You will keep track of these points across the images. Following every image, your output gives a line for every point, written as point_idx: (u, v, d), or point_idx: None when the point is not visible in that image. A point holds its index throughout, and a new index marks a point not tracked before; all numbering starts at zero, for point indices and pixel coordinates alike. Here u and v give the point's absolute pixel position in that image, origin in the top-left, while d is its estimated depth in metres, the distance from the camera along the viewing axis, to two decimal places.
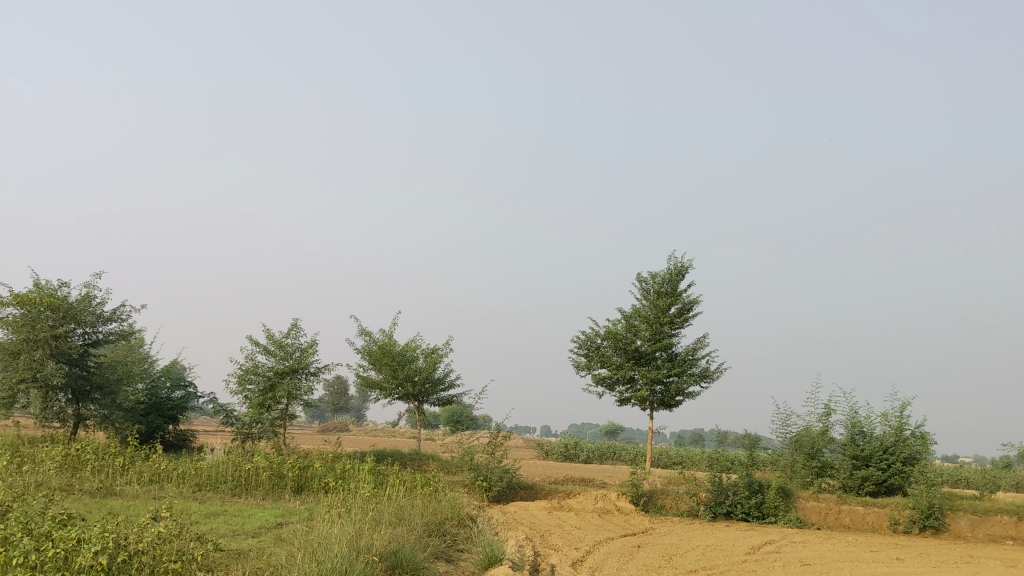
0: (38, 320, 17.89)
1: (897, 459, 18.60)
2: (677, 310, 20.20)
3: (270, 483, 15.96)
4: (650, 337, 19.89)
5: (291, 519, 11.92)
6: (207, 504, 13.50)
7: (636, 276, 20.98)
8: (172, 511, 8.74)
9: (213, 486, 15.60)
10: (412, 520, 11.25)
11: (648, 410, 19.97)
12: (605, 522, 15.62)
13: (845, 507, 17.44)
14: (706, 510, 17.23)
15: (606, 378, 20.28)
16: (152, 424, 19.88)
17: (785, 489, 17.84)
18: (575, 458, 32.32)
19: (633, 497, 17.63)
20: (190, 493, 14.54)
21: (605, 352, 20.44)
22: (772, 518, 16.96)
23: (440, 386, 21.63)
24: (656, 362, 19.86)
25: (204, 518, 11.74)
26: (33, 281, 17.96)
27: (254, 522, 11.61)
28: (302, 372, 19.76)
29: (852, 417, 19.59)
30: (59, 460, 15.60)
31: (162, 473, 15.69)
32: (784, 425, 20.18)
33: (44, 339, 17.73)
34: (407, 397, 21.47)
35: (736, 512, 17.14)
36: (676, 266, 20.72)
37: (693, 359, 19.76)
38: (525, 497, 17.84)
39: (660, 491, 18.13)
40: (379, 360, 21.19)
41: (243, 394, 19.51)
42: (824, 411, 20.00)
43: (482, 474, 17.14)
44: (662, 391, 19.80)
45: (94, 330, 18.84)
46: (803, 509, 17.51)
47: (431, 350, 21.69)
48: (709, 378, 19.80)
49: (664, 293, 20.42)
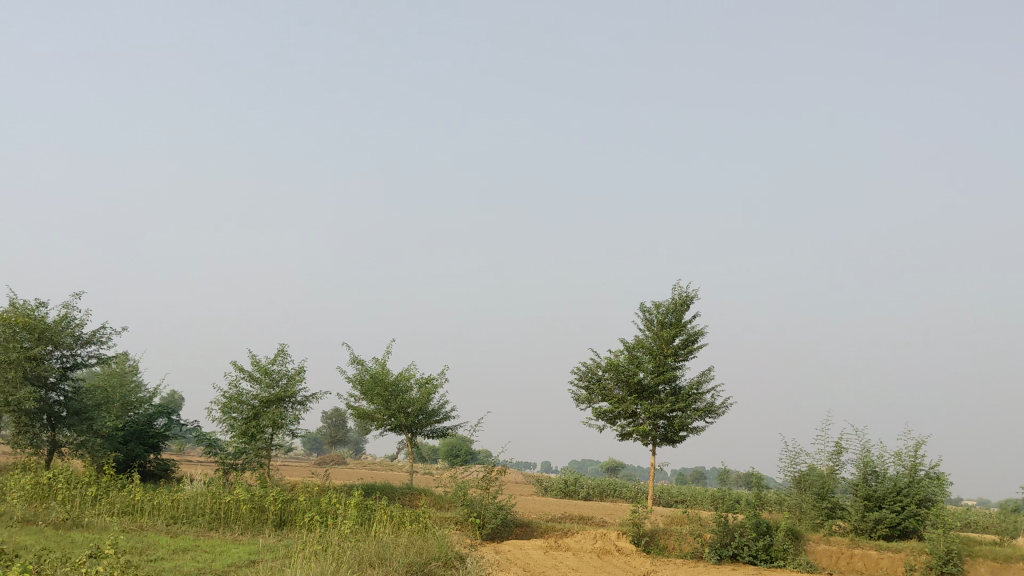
0: (14, 341, 17.12)
1: (912, 501, 17.65)
2: (682, 341, 19.38)
3: (251, 516, 15.08)
4: (653, 369, 19.07)
5: (265, 556, 11.08)
6: (179, 539, 12.64)
7: (640, 306, 20.21)
8: (119, 548, 7.96)
9: (190, 519, 14.73)
10: (394, 560, 10.38)
11: (651, 446, 19.08)
12: (603, 563, 14.73)
13: (858, 551, 16.51)
14: (711, 552, 16.25)
15: (607, 412, 19.44)
16: (132, 452, 19.07)
17: (794, 531, 16.93)
18: (575, 494, 31.40)
19: (634, 537, 16.72)
20: (163, 527, 13.67)
21: (606, 385, 19.61)
22: (780, 562, 16.04)
23: (434, 418, 20.75)
24: (659, 395, 19.02)
25: (169, 554, 10.90)
26: (9, 300, 17.23)
27: (224, 560, 10.79)
28: (288, 401, 18.94)
29: (864, 456, 18.71)
30: (27, 489, 14.73)
31: (136, 504, 14.84)
32: (792, 462, 19.35)
33: (17, 361, 16.97)
34: (399, 429, 20.59)
35: (743, 554, 16.18)
36: (681, 296, 19.96)
37: (698, 393, 18.89)
38: (520, 535, 16.91)
39: (662, 531, 17.22)
40: (371, 390, 20.35)
41: (227, 422, 18.65)
42: (835, 449, 19.12)
43: (476, 510, 16.22)
44: (665, 426, 18.93)
45: (72, 352, 18.08)
46: (813, 552, 16.56)
47: (425, 380, 20.84)
48: (715, 414, 18.93)
49: (668, 324, 19.63)
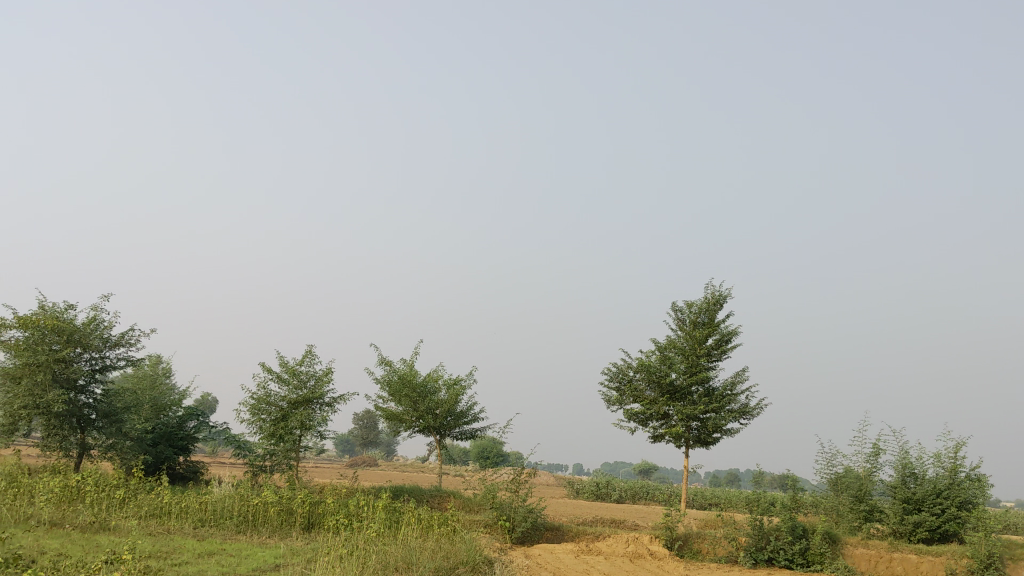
0: (43, 344, 17.14)
1: (952, 503, 17.16)
2: (714, 341, 19.03)
3: (279, 519, 14.95)
4: (685, 369, 18.74)
5: (290, 561, 10.91)
6: (205, 542, 12.52)
7: (672, 306, 19.89)
8: (136, 556, 7.85)
9: (217, 521, 14.63)
10: (421, 564, 10.15)
11: (684, 448, 18.76)
12: (635, 567, 14.46)
13: (897, 555, 16.08)
14: (746, 556, 15.92)
15: (638, 413, 19.16)
16: (161, 454, 19.08)
17: (831, 535, 16.54)
18: (607, 497, 31.07)
19: (667, 541, 16.41)
20: (190, 530, 13.58)
21: (637, 386, 19.32)
22: (817, 566, 15.66)
23: (463, 419, 20.54)
24: (692, 397, 18.70)
25: (193, 559, 10.76)
26: (38, 302, 17.24)
27: (249, 564, 10.64)
28: (317, 403, 18.81)
29: (903, 458, 18.27)
30: (55, 492, 14.71)
31: (164, 506, 14.76)
32: (828, 464, 18.95)
33: (46, 363, 16.98)
34: (428, 431, 20.41)
35: (778, 558, 15.83)
36: (714, 295, 19.62)
37: (731, 394, 18.53)
38: (551, 538, 16.66)
39: (696, 535, 16.89)
40: (399, 392, 20.19)
41: (256, 424, 18.55)
42: (872, 450, 18.70)
43: (505, 514, 15.98)
44: (699, 427, 18.60)
45: (101, 355, 18.07)
46: (851, 556, 16.15)
47: (454, 381, 20.64)
48: (749, 415, 18.57)
49: (701, 323, 19.29)
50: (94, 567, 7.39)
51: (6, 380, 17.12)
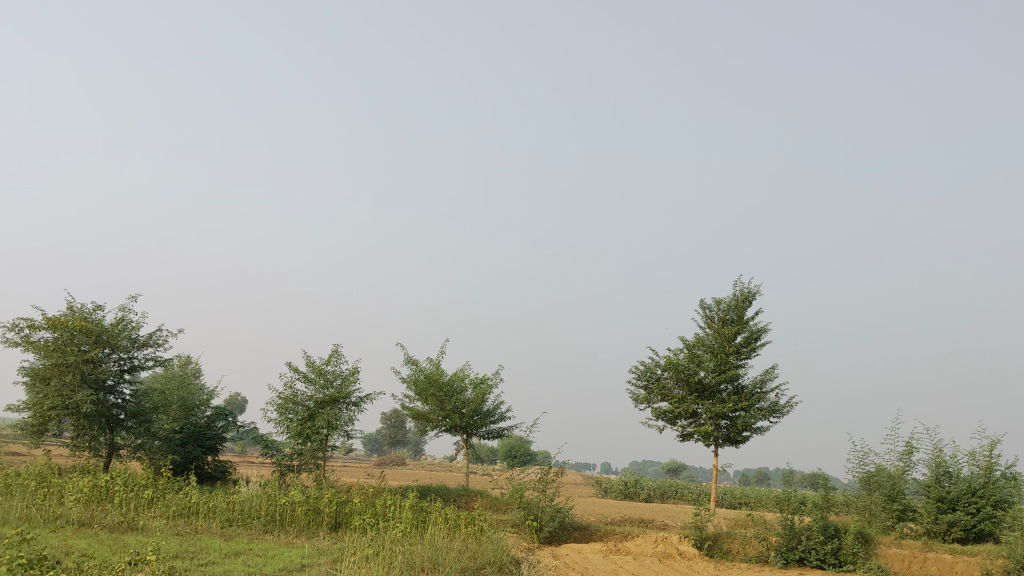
0: (71, 344, 17.24)
1: (987, 502, 16.87)
2: (743, 339, 18.82)
3: (306, 519, 14.93)
4: (714, 367, 18.55)
5: (317, 561, 10.86)
6: (232, 542, 12.50)
7: (700, 303, 19.70)
8: (160, 558, 7.84)
9: (245, 521, 14.63)
10: (447, 565, 10.05)
11: (713, 447, 18.57)
12: (664, 567, 14.29)
13: (931, 555, 15.79)
14: (777, 556, 15.71)
15: (666, 412, 18.99)
16: (190, 454, 19.17)
17: (864, 535, 16.28)
18: (635, 496, 30.88)
19: (696, 540, 16.24)
20: (218, 529, 13.58)
21: (665, 385, 19.15)
22: (850, 567, 15.42)
23: (489, 418, 20.45)
24: (720, 395, 18.50)
25: (220, 559, 10.73)
26: (67, 303, 17.34)
27: (275, 564, 10.62)
28: (343, 402, 18.79)
29: (937, 456, 17.98)
30: (84, 492, 14.78)
31: (192, 506, 14.77)
32: (860, 462, 18.70)
33: (75, 364, 17.07)
34: (455, 430, 20.35)
35: (810, 558, 15.61)
36: (742, 292, 19.40)
37: (761, 393, 18.32)
38: (579, 538, 16.53)
39: (726, 535, 16.71)
40: (426, 391, 20.14)
41: (283, 424, 18.56)
42: (906, 448, 18.42)
43: (533, 513, 15.87)
44: (728, 426, 18.41)
45: (129, 355, 18.16)
46: (884, 556, 15.87)
47: (481, 380, 20.56)
48: (779, 414, 18.35)
49: (729, 321, 19.09)
50: (117, 568, 7.36)
51: (35, 381, 17.23)
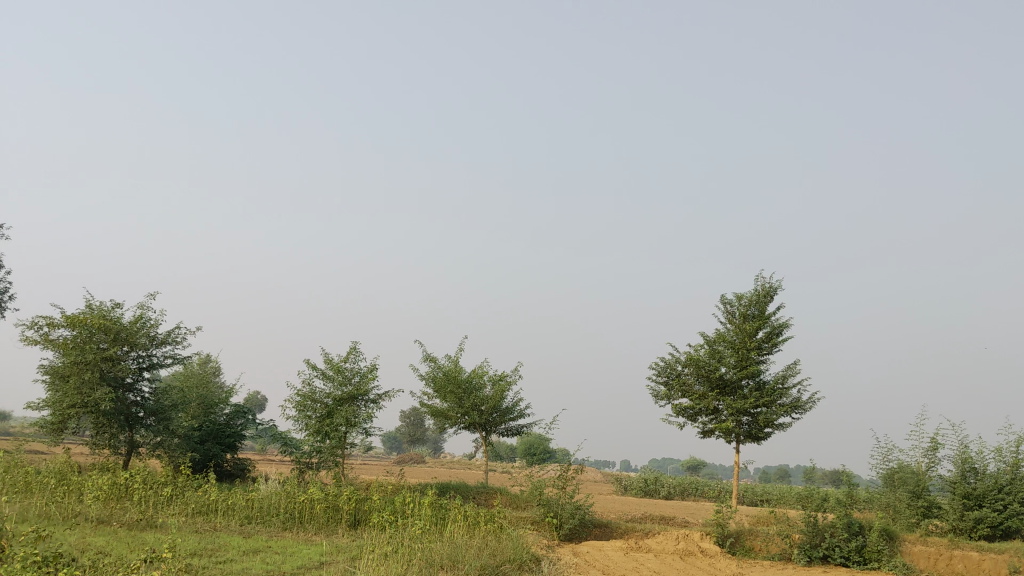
0: (90, 343, 17.24)
1: (1014, 499, 16.63)
2: (765, 335, 18.61)
3: (325, 516, 14.86)
4: (735, 363, 18.34)
5: (336, 558, 10.77)
6: (251, 539, 12.44)
7: (721, 298, 19.51)
8: (176, 556, 7.78)
9: (264, 518, 14.58)
10: (467, 563, 9.93)
11: (735, 443, 18.38)
12: (686, 565, 14.11)
13: (957, 552, 15.52)
14: (800, 553, 15.51)
15: (687, 408, 18.81)
16: (209, 452, 19.17)
17: (889, 532, 16.05)
18: (656, 493, 30.70)
19: (719, 538, 16.07)
20: (237, 527, 13.53)
21: (686, 381, 18.97)
22: (875, 564, 15.20)
23: (509, 415, 20.32)
24: (742, 391, 18.30)
25: (238, 557, 10.65)
26: (86, 301, 17.35)
27: (294, 561, 10.54)
28: (362, 399, 18.71)
29: (962, 452, 17.72)
30: (104, 490, 14.77)
31: (211, 504, 14.73)
32: (884, 459, 18.47)
33: (94, 362, 17.07)
34: (474, 427, 20.25)
35: (834, 556, 15.40)
36: (764, 288, 19.19)
37: (783, 389, 18.10)
38: (599, 536, 16.39)
39: (748, 532, 16.52)
40: (444, 388, 20.05)
41: (302, 421, 18.51)
42: (930, 445, 18.17)
43: (553, 510, 15.74)
44: (750, 422, 18.22)
45: (149, 353, 18.15)
46: (910, 554, 15.61)
47: (500, 377, 20.44)
48: (802, 410, 18.13)
49: (750, 316, 18.89)
50: (133, 565, 7.30)
51: (55, 379, 17.25)
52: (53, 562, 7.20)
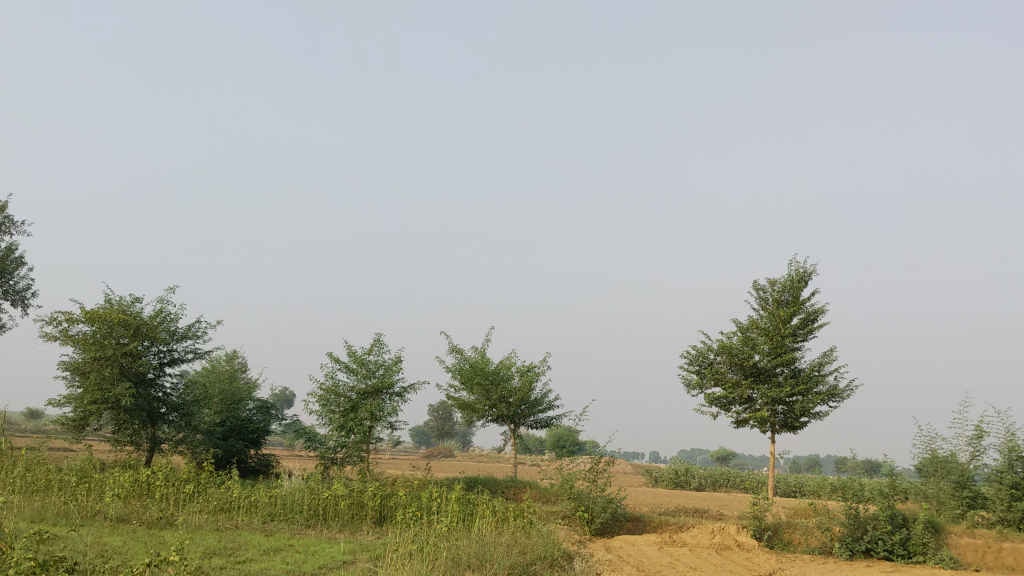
0: (110, 338, 16.91)
1: None
2: (799, 321, 18.02)
3: (350, 513, 14.48)
4: (769, 351, 17.75)
5: (359, 557, 10.35)
6: (273, 537, 12.06)
7: (754, 285, 18.94)
8: (183, 555, 7.37)
9: (288, 515, 14.21)
10: (496, 562, 9.45)
11: (770, 433, 17.84)
12: (724, 559, 13.57)
13: (1007, 545, 14.85)
14: (842, 547, 14.93)
15: (720, 398, 18.27)
16: (232, 448, 18.89)
17: (934, 524, 15.42)
18: (687, 484, 30.15)
19: (756, 531, 15.50)
20: (259, 524, 13.19)
21: (719, 369, 18.42)
22: (920, 558, 14.59)
23: (537, 407, 19.85)
24: (777, 379, 17.71)
25: (258, 556, 10.26)
26: (105, 296, 17.07)
27: (316, 560, 10.12)
28: (386, 392, 18.33)
29: (1009, 440, 17.06)
30: (125, 487, 14.46)
31: (233, 501, 14.38)
32: (926, 448, 17.87)
33: (114, 357, 16.78)
34: (501, 419, 19.82)
35: (877, 550, 14.82)
36: (798, 273, 18.60)
37: (819, 376, 17.50)
38: (632, 530, 15.89)
39: (787, 525, 15.99)
40: (471, 380, 19.64)
41: (326, 415, 18.15)
42: (975, 433, 17.51)
43: (584, 504, 15.26)
44: (785, 412, 17.65)
45: (169, 348, 17.87)
46: (956, 547, 14.97)
47: (528, 368, 19.97)
48: (839, 398, 17.53)
49: (784, 303, 18.32)
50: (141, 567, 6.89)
51: (75, 375, 16.95)
52: (56, 564, 6.81)
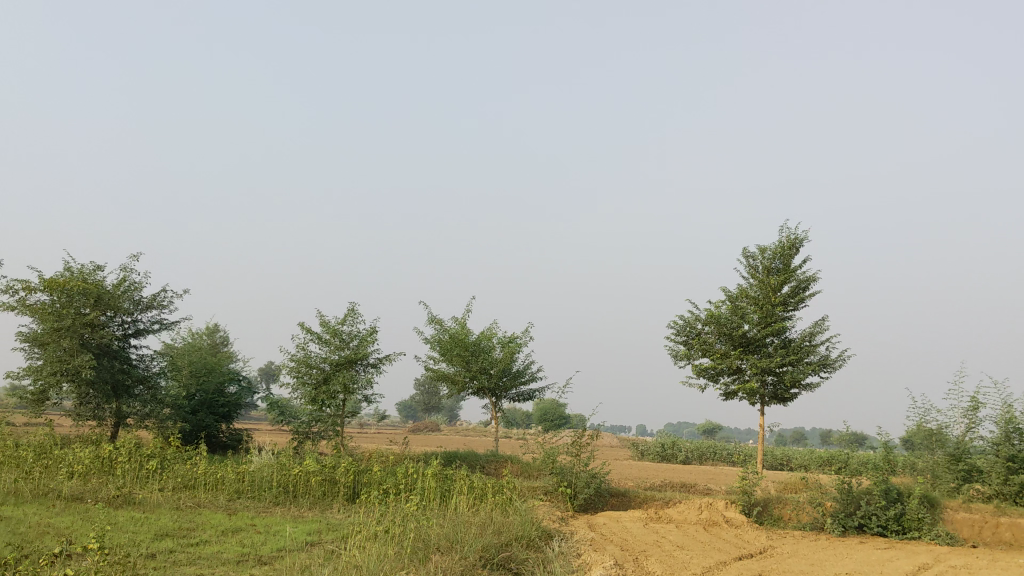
0: (70, 307, 16.13)
1: None
2: (791, 289, 17.36)
3: (321, 490, 13.83)
4: (759, 320, 17.11)
5: (323, 538, 9.65)
6: (236, 517, 11.38)
7: (744, 252, 18.26)
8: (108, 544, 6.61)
9: (256, 493, 13.50)
10: (466, 545, 8.73)
11: (759, 405, 17.23)
12: (713, 537, 12.93)
13: (1004, 520, 14.29)
14: (834, 524, 14.39)
15: (708, 368, 17.64)
16: (201, 422, 18.23)
17: (929, 499, 14.83)
18: (673, 459, 29.66)
19: (744, 507, 14.93)
20: (223, 503, 12.51)
21: (707, 339, 17.78)
22: (915, 534, 13.95)
23: (520, 379, 19.22)
24: (767, 349, 17.09)
25: (213, 538, 9.51)
26: (65, 264, 16.29)
27: (277, 542, 9.40)
28: (361, 364, 17.64)
29: (1006, 412, 16.49)
30: (85, 463, 13.75)
31: (198, 477, 13.65)
32: (920, 419, 17.30)
33: (74, 327, 16.01)
34: (483, 392, 19.16)
35: (870, 526, 14.25)
36: (789, 240, 17.89)
37: (810, 346, 16.86)
38: (617, 505, 15.32)
39: (776, 500, 15.49)
40: (450, 351, 18.94)
41: (298, 388, 17.40)
42: (971, 405, 16.94)
43: (566, 480, 14.66)
44: (775, 383, 17.04)
45: (133, 318, 17.16)
46: (952, 522, 14.40)
47: (509, 339, 19.31)
48: (830, 368, 16.91)
49: (775, 271, 17.64)
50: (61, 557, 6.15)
51: (33, 346, 16.15)
52: None
